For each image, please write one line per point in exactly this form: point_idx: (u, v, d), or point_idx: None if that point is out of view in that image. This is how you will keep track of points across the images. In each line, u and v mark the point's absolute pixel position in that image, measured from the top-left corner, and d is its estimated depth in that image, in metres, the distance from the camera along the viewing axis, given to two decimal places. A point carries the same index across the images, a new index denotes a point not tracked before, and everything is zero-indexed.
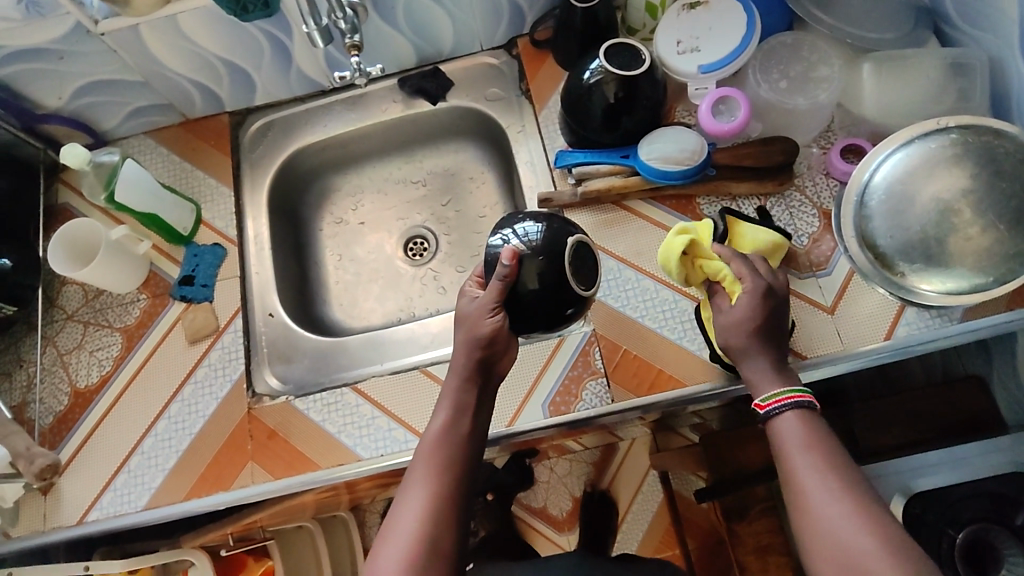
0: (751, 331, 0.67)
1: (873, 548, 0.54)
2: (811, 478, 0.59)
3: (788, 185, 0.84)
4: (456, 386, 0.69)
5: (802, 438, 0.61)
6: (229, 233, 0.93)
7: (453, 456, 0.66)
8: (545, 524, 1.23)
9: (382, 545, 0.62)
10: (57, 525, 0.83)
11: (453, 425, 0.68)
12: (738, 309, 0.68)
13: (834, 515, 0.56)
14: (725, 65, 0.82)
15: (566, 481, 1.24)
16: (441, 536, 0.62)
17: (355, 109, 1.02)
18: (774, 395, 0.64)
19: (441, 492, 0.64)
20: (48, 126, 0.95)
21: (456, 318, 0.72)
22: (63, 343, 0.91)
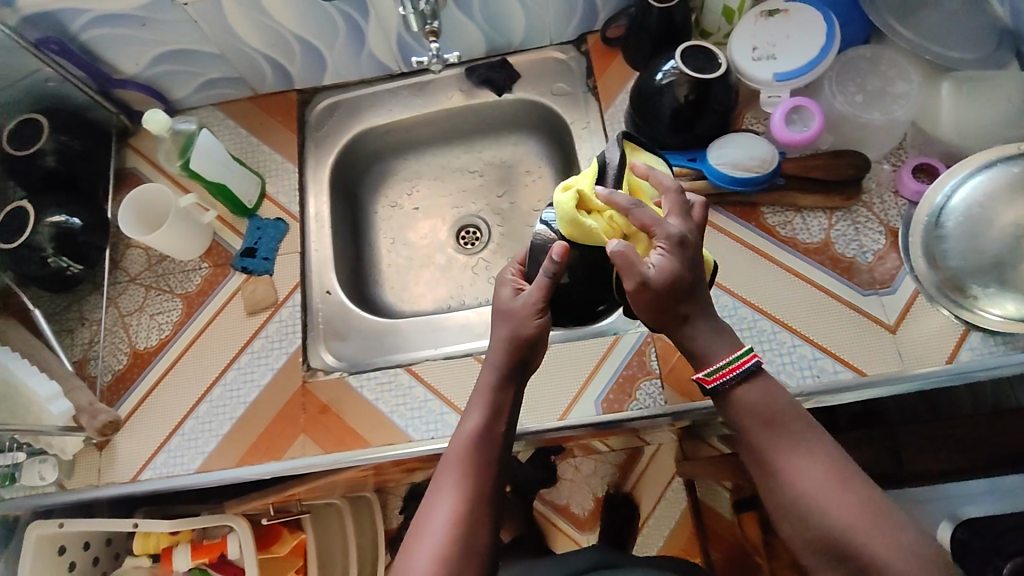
0: (674, 293, 0.60)
1: (851, 514, 0.55)
2: (782, 451, 0.59)
3: (856, 200, 0.83)
4: (492, 388, 0.68)
5: (768, 409, 0.60)
6: (292, 209, 0.95)
7: (487, 457, 0.65)
8: (568, 523, 1.24)
9: (416, 540, 0.61)
10: (110, 481, 0.85)
11: (488, 426, 0.66)
12: (659, 270, 0.59)
13: (810, 487, 0.57)
14: (800, 75, 0.81)
15: (589, 480, 1.25)
16: (474, 536, 0.61)
17: (420, 95, 1.03)
18: (720, 367, 0.61)
19: (475, 491, 0.63)
20: (123, 91, 0.96)
21: (499, 312, 0.69)
22: (125, 305, 0.93)
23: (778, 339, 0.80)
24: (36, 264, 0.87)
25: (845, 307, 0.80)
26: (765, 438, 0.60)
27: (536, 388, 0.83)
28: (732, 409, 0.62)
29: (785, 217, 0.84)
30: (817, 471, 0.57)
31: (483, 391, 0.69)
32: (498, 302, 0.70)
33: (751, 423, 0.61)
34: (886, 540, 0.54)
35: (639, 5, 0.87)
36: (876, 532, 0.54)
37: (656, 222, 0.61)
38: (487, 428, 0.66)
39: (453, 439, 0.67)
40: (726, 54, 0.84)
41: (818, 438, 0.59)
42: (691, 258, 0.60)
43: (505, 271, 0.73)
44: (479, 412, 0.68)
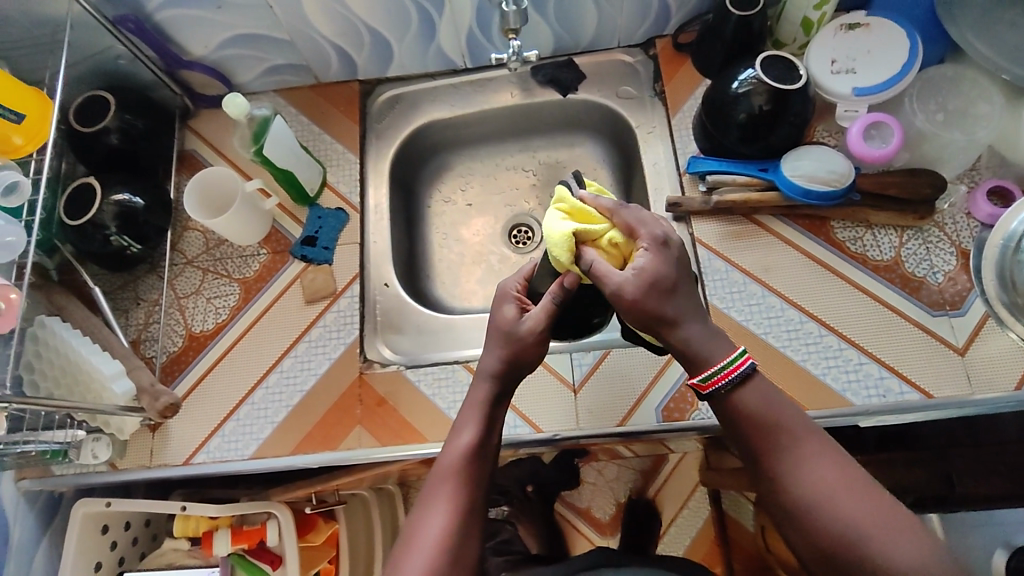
0: (658, 292, 0.63)
1: (861, 514, 0.56)
2: (790, 458, 0.60)
3: (929, 219, 0.83)
4: (485, 401, 0.72)
5: (767, 413, 0.61)
6: (353, 199, 0.95)
7: (477, 472, 0.68)
8: (588, 526, 1.24)
9: (408, 551, 0.63)
10: (163, 462, 0.85)
11: (479, 440, 0.69)
12: (641, 272, 0.63)
13: (816, 490, 0.58)
14: (881, 91, 0.81)
15: (612, 485, 1.24)
16: (463, 545, 0.64)
17: (483, 92, 1.02)
18: (713, 373, 0.62)
19: (463, 504, 0.66)
20: (189, 72, 0.95)
21: (496, 326, 0.74)
22: (181, 287, 0.93)
23: (845, 355, 0.80)
24: (98, 242, 0.86)
25: (914, 327, 0.80)
26: (767, 443, 0.61)
27: (597, 392, 0.83)
28: (731, 416, 0.63)
29: (854, 232, 0.84)
30: (824, 474, 0.58)
31: (473, 408, 0.72)
32: (499, 317, 0.74)
33: (751, 429, 0.62)
34: (900, 541, 0.54)
35: (717, 11, 0.87)
36: (886, 533, 0.55)
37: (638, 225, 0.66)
38: (480, 442, 0.69)
39: (443, 454, 0.69)
40: (804, 65, 0.83)
41: (820, 441, 0.61)
42: (674, 257, 0.64)
43: (508, 284, 0.78)
44: (472, 427, 0.70)
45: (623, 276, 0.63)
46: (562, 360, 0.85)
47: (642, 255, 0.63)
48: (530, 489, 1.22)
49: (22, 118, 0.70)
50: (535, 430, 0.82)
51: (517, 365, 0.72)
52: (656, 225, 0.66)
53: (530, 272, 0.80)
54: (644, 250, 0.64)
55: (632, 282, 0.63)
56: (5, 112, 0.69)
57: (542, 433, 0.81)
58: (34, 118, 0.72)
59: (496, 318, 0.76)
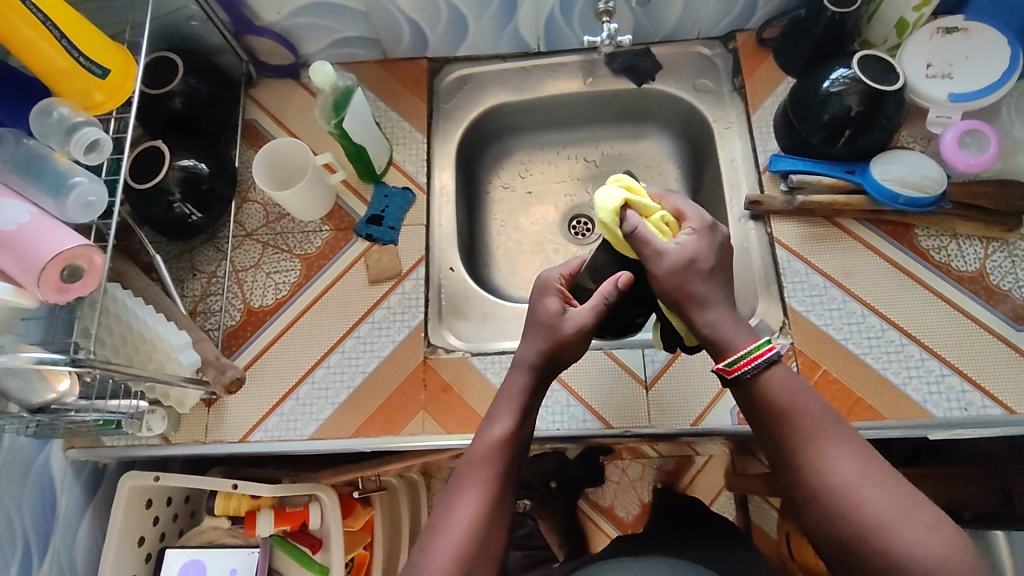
0: (693, 272, 0.66)
1: (884, 505, 0.55)
2: (817, 446, 0.59)
3: (1016, 232, 0.81)
4: (521, 391, 0.71)
5: (789, 399, 0.61)
6: (420, 179, 0.93)
7: (507, 464, 0.66)
8: (609, 524, 1.22)
9: (435, 534, 0.62)
10: (219, 438, 0.83)
11: (513, 430, 0.68)
12: (687, 246, 0.67)
13: (838, 479, 0.57)
14: (979, 98, 0.79)
15: (637, 485, 1.22)
16: (490, 539, 0.62)
17: (553, 76, 0.99)
18: (739, 358, 0.63)
19: (495, 494, 0.64)
20: (256, 39, 0.92)
21: (534, 319, 0.73)
22: (240, 260, 0.90)
23: (927, 366, 0.78)
24: (161, 207, 0.84)
25: (998, 340, 0.78)
26: (786, 428, 0.61)
27: (669, 390, 0.81)
28: (754, 398, 0.63)
29: (939, 241, 0.83)
30: (847, 463, 0.58)
31: (508, 397, 0.71)
32: (540, 308, 0.73)
33: (776, 412, 0.61)
34: (923, 531, 0.53)
35: (811, 6, 0.84)
36: (910, 524, 0.54)
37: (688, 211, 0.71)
38: (511, 435, 0.67)
39: (476, 442, 0.68)
40: (900, 67, 0.81)
41: (843, 431, 0.60)
42: (718, 243, 0.68)
43: (550, 277, 0.75)
44: (504, 420, 0.69)
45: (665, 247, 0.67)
46: (633, 355, 0.83)
47: (691, 231, 0.68)
48: (553, 485, 1.22)
49: (107, 74, 0.68)
50: (605, 425, 0.80)
51: (556, 359, 0.71)
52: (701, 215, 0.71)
53: (575, 269, 0.77)
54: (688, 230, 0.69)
55: (676, 253, 0.67)
56: (90, 66, 0.66)
57: (612, 429, 0.79)
58: (119, 75, 0.69)
59: (536, 311, 0.74)
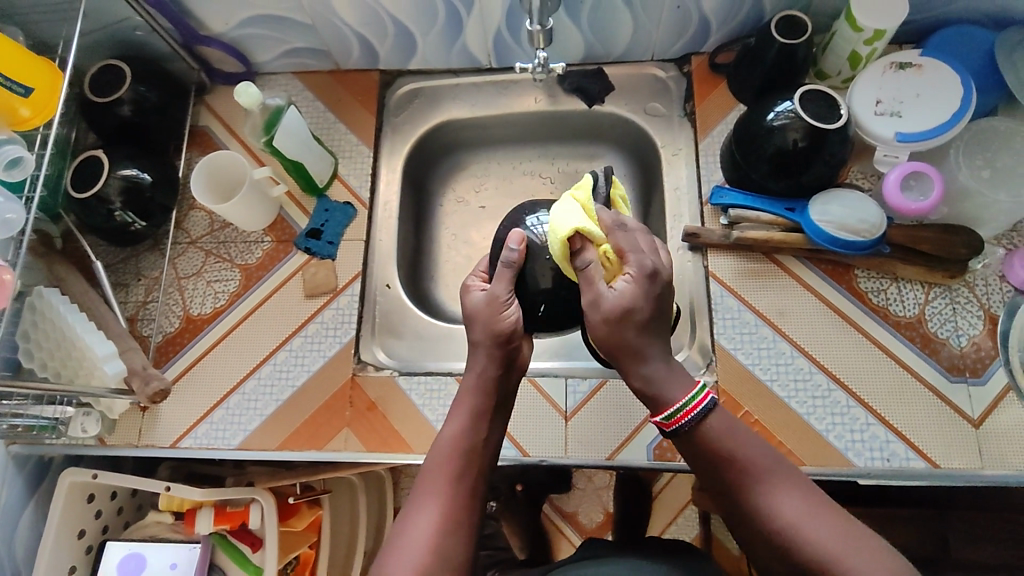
0: (627, 324, 0.60)
1: (832, 543, 0.54)
2: (756, 489, 0.58)
3: (959, 278, 0.79)
4: (474, 391, 0.66)
5: (726, 445, 0.60)
6: (362, 194, 0.93)
7: (472, 465, 0.63)
8: (573, 531, 1.11)
9: (390, 553, 0.58)
10: (150, 443, 0.84)
11: (471, 430, 0.64)
12: (619, 295, 0.60)
13: (781, 523, 0.56)
14: (926, 139, 0.76)
15: (603, 492, 1.11)
16: (455, 547, 0.59)
17: (505, 93, 0.98)
18: (675, 411, 0.60)
19: (455, 502, 0.60)
20: (206, 48, 0.93)
21: (468, 315, 0.68)
22: (183, 267, 0.92)
23: (853, 414, 0.76)
24: (102, 215, 0.85)
25: (930, 392, 0.76)
26: (721, 478, 0.59)
27: (589, 421, 0.81)
28: (697, 449, 0.61)
29: (879, 284, 0.80)
30: (786, 503, 0.57)
31: (465, 398, 0.66)
32: (466, 303, 0.69)
33: (717, 459, 0.60)
34: (870, 561, 0.53)
35: (759, 35, 0.82)
36: (859, 559, 0.53)
37: (631, 247, 0.62)
38: (469, 434, 0.64)
39: (437, 443, 0.64)
40: (847, 102, 0.78)
41: (783, 469, 0.59)
42: (658, 288, 0.61)
43: (471, 276, 0.73)
44: (460, 420, 0.65)
45: (602, 291, 0.61)
46: (556, 384, 0.83)
47: (622, 282, 0.60)
48: (518, 488, 1.12)
49: (29, 92, 0.68)
50: (522, 454, 0.80)
51: (504, 353, 0.66)
52: (648, 253, 0.62)
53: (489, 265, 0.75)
54: (627, 275, 0.61)
55: (609, 300, 0.60)
56: (11, 85, 0.67)
57: (529, 458, 0.79)
58: (43, 91, 0.70)
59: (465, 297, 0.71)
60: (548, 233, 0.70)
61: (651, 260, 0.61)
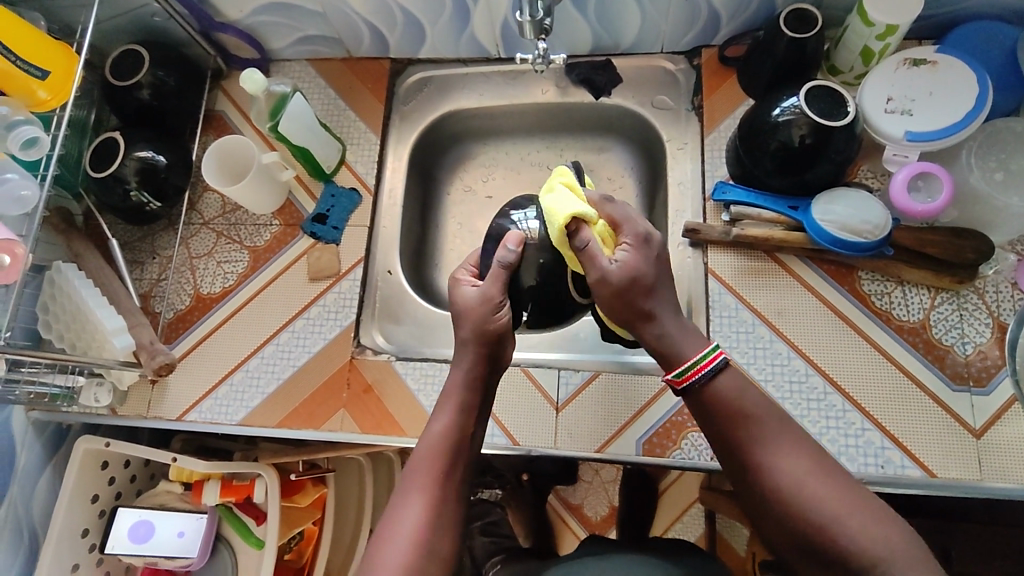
0: (638, 287, 0.61)
1: (834, 508, 0.54)
2: (765, 448, 0.58)
3: (968, 284, 0.76)
4: (460, 387, 0.66)
5: (734, 402, 0.59)
6: (368, 180, 0.95)
7: (456, 462, 0.63)
8: (577, 522, 1.09)
9: (380, 546, 0.58)
10: (158, 415, 0.87)
11: (457, 425, 0.64)
12: (624, 265, 0.61)
13: (786, 484, 0.56)
14: (936, 139, 0.74)
15: (609, 486, 1.09)
16: (440, 542, 0.59)
17: (514, 84, 0.99)
18: (686, 368, 0.60)
19: (440, 499, 0.60)
20: (222, 35, 0.95)
21: (457, 311, 0.68)
22: (196, 247, 0.95)
23: (848, 418, 0.74)
24: (119, 195, 0.88)
25: (931, 400, 0.74)
26: (731, 436, 0.59)
27: (580, 413, 0.81)
28: (705, 407, 0.61)
29: (883, 287, 0.78)
30: (793, 463, 0.57)
31: (451, 396, 0.66)
32: (455, 300, 0.69)
33: (724, 417, 0.59)
34: (870, 531, 0.53)
35: (768, 28, 0.80)
36: (862, 519, 0.54)
37: (625, 219, 0.64)
38: (456, 431, 0.64)
39: (422, 441, 0.64)
40: (856, 99, 0.77)
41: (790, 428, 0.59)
42: (657, 254, 0.63)
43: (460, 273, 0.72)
44: (447, 416, 0.65)
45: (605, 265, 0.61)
46: (549, 375, 0.83)
47: (627, 248, 0.62)
48: (525, 477, 1.11)
49: (47, 75, 0.72)
50: (512, 442, 0.81)
51: (488, 351, 0.66)
52: (640, 221, 0.65)
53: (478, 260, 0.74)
54: (629, 245, 0.62)
55: (616, 272, 0.61)
56: (29, 68, 0.70)
57: (519, 446, 0.80)
58: (58, 74, 0.73)
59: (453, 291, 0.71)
60: (533, 229, 0.70)
61: (645, 228, 0.64)
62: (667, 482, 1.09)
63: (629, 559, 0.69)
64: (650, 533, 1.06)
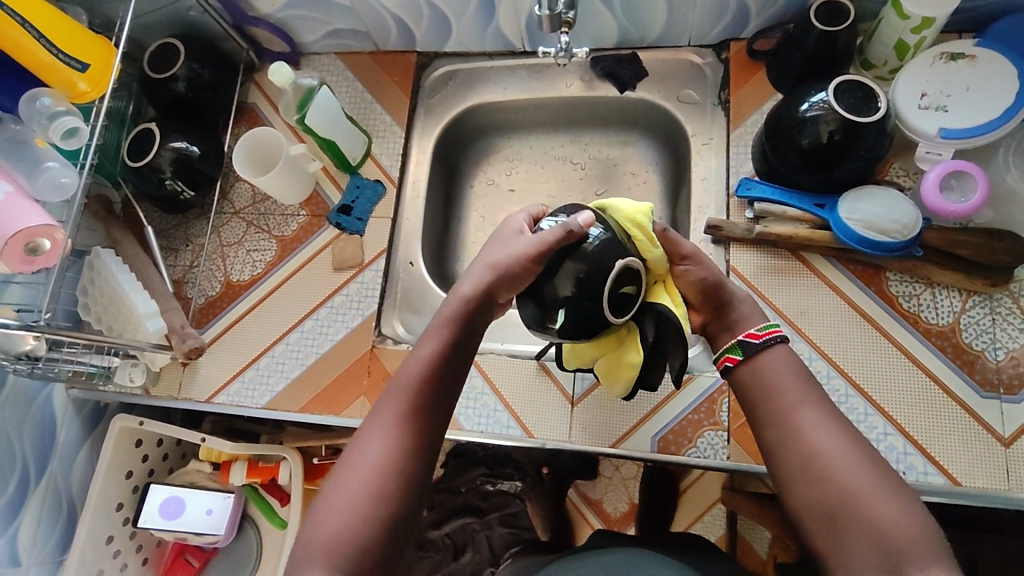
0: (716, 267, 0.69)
1: (865, 480, 0.53)
2: (806, 415, 0.58)
3: (1001, 287, 0.73)
4: (454, 317, 0.63)
5: (780, 373, 0.61)
6: (392, 173, 0.96)
7: (435, 392, 0.60)
8: (596, 518, 1.08)
9: (340, 466, 0.57)
10: (188, 396, 0.91)
11: (441, 350, 0.62)
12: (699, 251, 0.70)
13: (821, 448, 0.56)
14: (973, 136, 0.72)
15: (630, 483, 1.08)
16: (406, 471, 0.56)
17: (538, 78, 0.99)
18: (766, 326, 0.65)
19: (412, 428, 0.58)
20: (255, 29, 0.97)
21: (488, 247, 0.67)
22: (226, 236, 0.97)
23: (870, 422, 0.73)
24: (154, 184, 0.91)
25: (957, 406, 0.72)
26: (775, 401, 0.60)
27: (595, 408, 0.81)
28: (757, 375, 0.62)
29: (911, 288, 0.76)
30: (831, 433, 0.57)
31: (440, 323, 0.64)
32: (498, 238, 0.67)
33: (771, 387, 0.61)
34: (897, 508, 0.52)
35: (798, 21, 0.79)
36: (889, 499, 0.52)
37: None
38: (438, 360, 0.61)
39: (402, 368, 0.62)
40: (889, 94, 0.75)
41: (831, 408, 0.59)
42: None
43: (515, 217, 0.69)
44: (434, 343, 0.62)
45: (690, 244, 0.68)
46: (565, 369, 0.84)
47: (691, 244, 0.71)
48: (545, 470, 1.10)
49: (85, 67, 0.75)
50: (526, 434, 0.81)
51: (492, 289, 0.64)
52: None
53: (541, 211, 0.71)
54: None
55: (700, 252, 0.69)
56: (69, 61, 0.73)
57: (533, 439, 0.81)
58: (97, 67, 0.76)
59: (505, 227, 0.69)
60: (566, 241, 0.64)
61: None
62: (687, 482, 1.07)
63: (638, 554, 0.69)
64: (671, 528, 1.05)
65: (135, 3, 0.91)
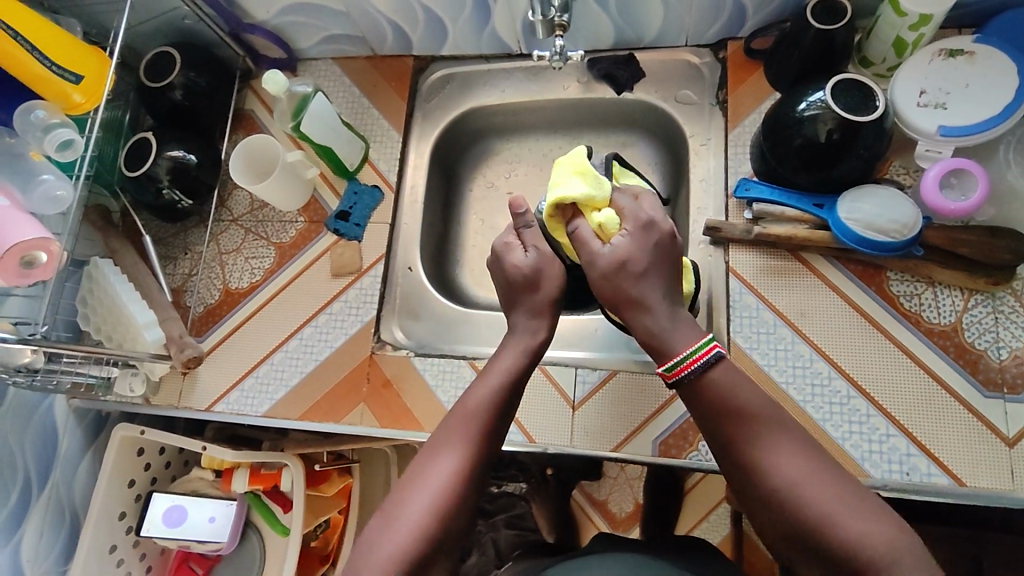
0: (625, 275, 0.62)
1: (832, 505, 0.52)
2: (760, 445, 0.55)
3: (1004, 285, 0.73)
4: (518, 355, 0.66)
5: (723, 400, 0.57)
6: (390, 178, 0.96)
7: (496, 428, 0.62)
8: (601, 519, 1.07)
9: (408, 490, 0.57)
10: (188, 405, 0.91)
11: (511, 384, 0.64)
12: (613, 252, 0.63)
13: (779, 482, 0.53)
14: (972, 133, 0.72)
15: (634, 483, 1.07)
16: (465, 501, 0.58)
17: (535, 80, 0.98)
18: (678, 361, 0.58)
19: (476, 459, 0.60)
20: (250, 36, 0.97)
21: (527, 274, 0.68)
22: (225, 243, 0.97)
23: (871, 423, 0.72)
24: (151, 193, 0.91)
25: (962, 407, 0.71)
26: (724, 433, 0.57)
27: (597, 412, 0.81)
28: (700, 400, 0.58)
29: (913, 288, 0.75)
30: (787, 460, 0.54)
31: (509, 356, 0.66)
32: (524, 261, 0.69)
33: (718, 417, 0.57)
34: (872, 528, 0.50)
35: (796, 19, 0.78)
36: (860, 518, 0.51)
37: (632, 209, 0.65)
38: (502, 398, 0.63)
39: (469, 397, 0.63)
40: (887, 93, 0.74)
41: (787, 425, 0.56)
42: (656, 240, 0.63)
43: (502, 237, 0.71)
44: (497, 380, 0.64)
45: (597, 250, 0.64)
46: (566, 374, 0.83)
47: (620, 235, 0.63)
48: (549, 472, 1.09)
49: (79, 79, 0.75)
50: (528, 440, 0.81)
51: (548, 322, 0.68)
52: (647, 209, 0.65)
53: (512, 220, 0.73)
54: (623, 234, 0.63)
55: (604, 258, 0.63)
56: (64, 73, 0.74)
57: (534, 445, 0.80)
58: (91, 78, 0.77)
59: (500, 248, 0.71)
60: None
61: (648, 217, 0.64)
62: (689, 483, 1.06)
63: (640, 558, 0.68)
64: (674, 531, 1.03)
65: (132, 13, 0.91)
